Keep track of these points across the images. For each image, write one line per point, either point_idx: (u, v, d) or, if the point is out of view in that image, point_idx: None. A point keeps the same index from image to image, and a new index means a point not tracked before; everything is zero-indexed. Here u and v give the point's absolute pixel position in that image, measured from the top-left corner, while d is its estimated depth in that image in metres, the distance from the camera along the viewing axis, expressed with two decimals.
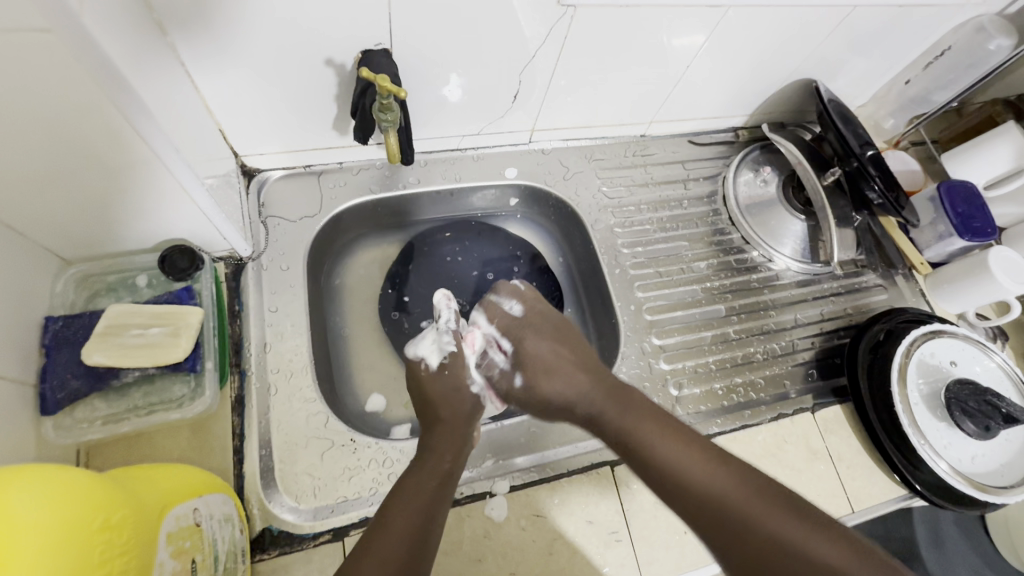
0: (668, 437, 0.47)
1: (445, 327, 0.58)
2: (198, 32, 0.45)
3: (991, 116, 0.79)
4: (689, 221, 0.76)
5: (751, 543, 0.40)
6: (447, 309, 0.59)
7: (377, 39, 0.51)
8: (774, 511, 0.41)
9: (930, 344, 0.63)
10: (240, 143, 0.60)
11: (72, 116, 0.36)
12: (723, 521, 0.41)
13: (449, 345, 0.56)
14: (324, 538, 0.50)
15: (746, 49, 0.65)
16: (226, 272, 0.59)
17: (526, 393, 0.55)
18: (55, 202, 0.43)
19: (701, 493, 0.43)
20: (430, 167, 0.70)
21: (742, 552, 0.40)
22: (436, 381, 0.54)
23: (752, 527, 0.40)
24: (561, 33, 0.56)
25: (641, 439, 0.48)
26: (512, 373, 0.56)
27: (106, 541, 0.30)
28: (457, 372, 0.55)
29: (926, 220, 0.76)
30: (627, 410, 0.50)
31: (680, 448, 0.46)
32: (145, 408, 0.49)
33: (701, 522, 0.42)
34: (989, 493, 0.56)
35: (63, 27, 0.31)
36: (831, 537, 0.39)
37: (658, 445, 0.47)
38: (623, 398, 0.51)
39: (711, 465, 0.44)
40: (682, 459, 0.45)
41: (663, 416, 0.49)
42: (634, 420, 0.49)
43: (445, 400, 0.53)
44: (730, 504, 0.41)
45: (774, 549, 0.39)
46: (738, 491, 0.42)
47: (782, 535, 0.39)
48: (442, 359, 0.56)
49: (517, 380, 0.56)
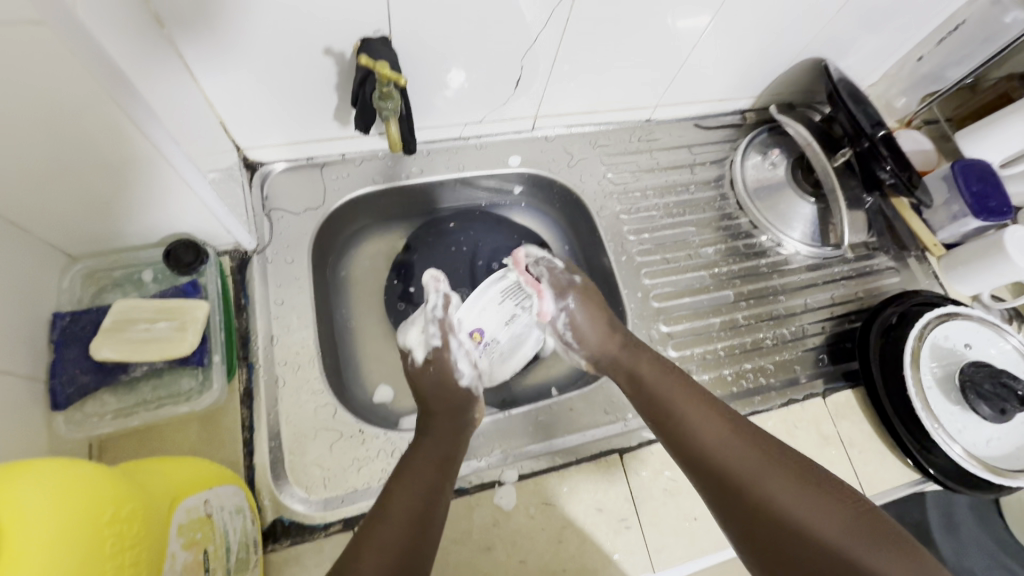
0: (689, 399, 0.50)
1: (432, 313, 0.54)
2: (197, 25, 0.45)
3: (1007, 92, 0.76)
4: (696, 207, 0.75)
5: (753, 502, 0.42)
6: (435, 294, 0.55)
7: (375, 26, 0.51)
8: (779, 475, 0.43)
9: (944, 326, 0.62)
10: (241, 137, 0.59)
11: (74, 113, 0.36)
12: (727, 482, 0.44)
13: (433, 339, 0.54)
14: (335, 528, 0.50)
15: (753, 27, 0.64)
16: (232, 265, 0.59)
17: (584, 293, 0.58)
18: (59, 198, 0.43)
19: (709, 453, 0.46)
20: (433, 156, 0.70)
21: (737, 505, 0.43)
22: (423, 376, 0.54)
23: (749, 484, 0.43)
24: (563, 17, 0.55)
25: (664, 400, 0.51)
26: (571, 273, 0.59)
27: (116, 534, 0.31)
28: (442, 366, 0.53)
29: (939, 200, 0.74)
30: (656, 372, 0.53)
31: (697, 409, 0.49)
32: (154, 402, 0.50)
33: (702, 475, 0.46)
34: (1003, 477, 0.56)
35: (57, 20, 0.31)
36: (833, 503, 0.41)
37: (679, 404, 0.50)
38: (653, 363, 0.55)
39: (728, 429, 0.47)
40: (696, 421, 0.48)
41: (692, 381, 0.52)
42: (657, 379, 0.53)
43: (437, 394, 0.53)
44: (735, 468, 0.44)
45: (764, 505, 0.41)
46: (750, 456, 0.44)
47: (781, 498, 0.41)
48: (426, 355, 0.54)
49: (576, 279, 0.59)
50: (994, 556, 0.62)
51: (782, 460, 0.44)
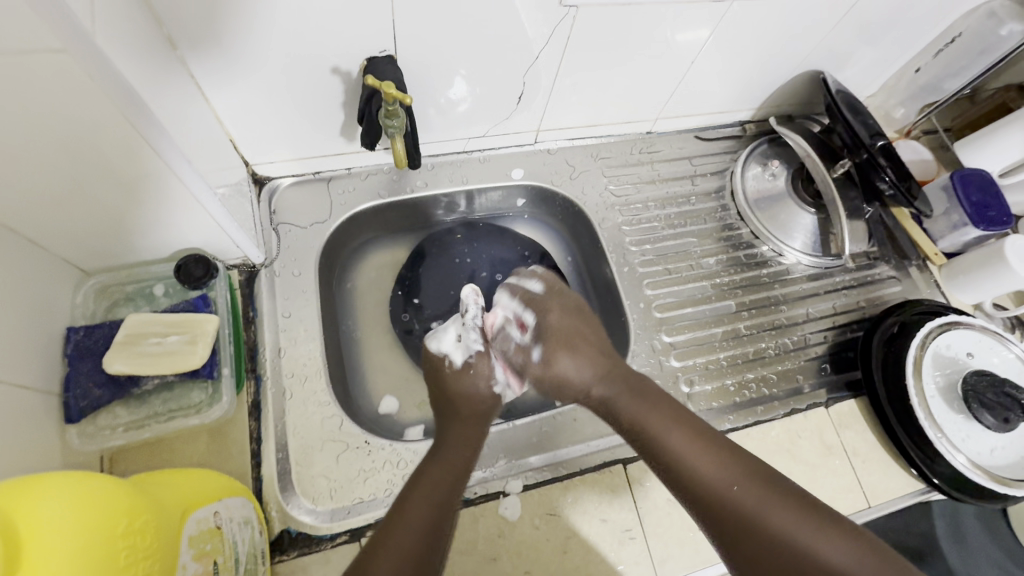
0: (679, 430, 0.49)
1: (471, 322, 0.58)
2: (208, 47, 0.47)
3: (1004, 102, 0.78)
4: (697, 217, 0.76)
5: (763, 540, 0.42)
6: (475, 305, 0.58)
7: (380, 46, 0.52)
8: (786, 511, 0.43)
9: (946, 336, 0.63)
10: (250, 152, 0.61)
11: (88, 134, 0.37)
12: (726, 513, 0.43)
13: (474, 344, 0.57)
14: (341, 538, 0.51)
15: (752, 41, 0.65)
16: (240, 279, 0.60)
17: (551, 342, 0.55)
18: (75, 214, 0.44)
19: (712, 489, 0.45)
20: (437, 170, 0.71)
21: (746, 545, 0.42)
22: (459, 379, 0.55)
23: (759, 522, 0.42)
24: (564, 33, 0.56)
25: (656, 435, 0.49)
26: (530, 347, 0.56)
27: (130, 545, 0.31)
28: (481, 370, 0.56)
29: (939, 210, 0.75)
30: (641, 404, 0.51)
31: (693, 443, 0.48)
32: (165, 415, 0.51)
33: (705, 510, 0.45)
34: (1009, 487, 0.56)
35: (76, 46, 0.32)
36: (839, 535, 0.41)
37: (673, 438, 0.48)
38: (638, 394, 0.52)
39: (728, 461, 0.46)
40: (694, 456, 0.47)
41: (678, 411, 0.51)
42: (645, 410, 0.51)
43: (466, 398, 0.55)
44: (742, 505, 0.43)
45: (775, 544, 0.41)
46: (748, 487, 0.44)
47: (789, 534, 0.41)
48: (465, 358, 0.57)
49: (535, 354, 0.55)
50: (1001, 566, 0.62)
51: (785, 491, 0.44)
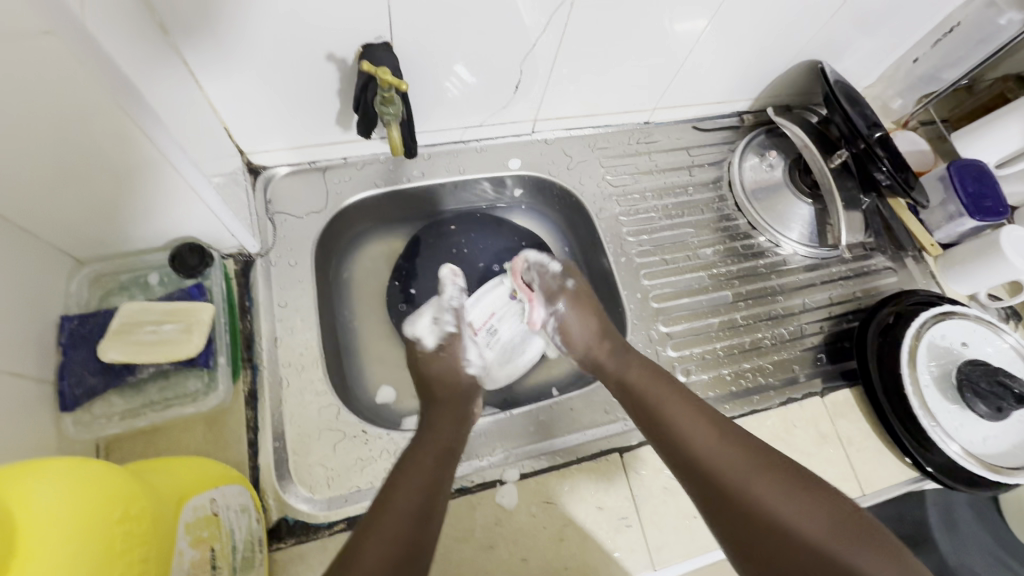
0: (676, 401, 0.51)
1: (448, 303, 0.57)
2: (202, 33, 0.46)
3: (1002, 92, 0.78)
4: (694, 208, 0.76)
5: (744, 507, 0.42)
6: (452, 287, 0.58)
7: (377, 32, 0.52)
8: (767, 480, 0.43)
9: (941, 326, 0.63)
10: (244, 141, 0.60)
11: (79, 119, 0.37)
12: (711, 480, 0.45)
13: (449, 326, 0.57)
14: (338, 527, 0.51)
15: (750, 31, 0.64)
16: (236, 268, 0.60)
17: (575, 296, 0.60)
18: (67, 201, 0.44)
19: (698, 455, 0.46)
20: (434, 160, 0.70)
21: (730, 511, 0.43)
22: (433, 362, 0.56)
23: (739, 489, 0.43)
24: (561, 21, 0.55)
25: (652, 402, 0.51)
26: (564, 279, 0.60)
27: (126, 530, 0.31)
28: (454, 352, 0.56)
29: (936, 201, 0.75)
30: (641, 373, 0.54)
31: (685, 412, 0.49)
32: (160, 404, 0.50)
33: (694, 478, 0.46)
34: (1000, 475, 0.56)
35: (69, 31, 0.32)
36: (819, 505, 0.42)
37: (666, 409, 0.50)
38: (641, 364, 0.55)
39: (715, 431, 0.47)
40: (682, 423, 0.48)
41: (674, 382, 0.53)
42: (645, 381, 0.53)
43: (441, 379, 0.55)
44: (724, 472, 0.44)
45: (754, 510, 0.42)
46: (732, 456, 0.45)
47: (768, 501, 0.42)
48: (437, 340, 0.57)
49: (569, 285, 0.60)
50: (993, 553, 0.63)
51: (769, 461, 0.45)
